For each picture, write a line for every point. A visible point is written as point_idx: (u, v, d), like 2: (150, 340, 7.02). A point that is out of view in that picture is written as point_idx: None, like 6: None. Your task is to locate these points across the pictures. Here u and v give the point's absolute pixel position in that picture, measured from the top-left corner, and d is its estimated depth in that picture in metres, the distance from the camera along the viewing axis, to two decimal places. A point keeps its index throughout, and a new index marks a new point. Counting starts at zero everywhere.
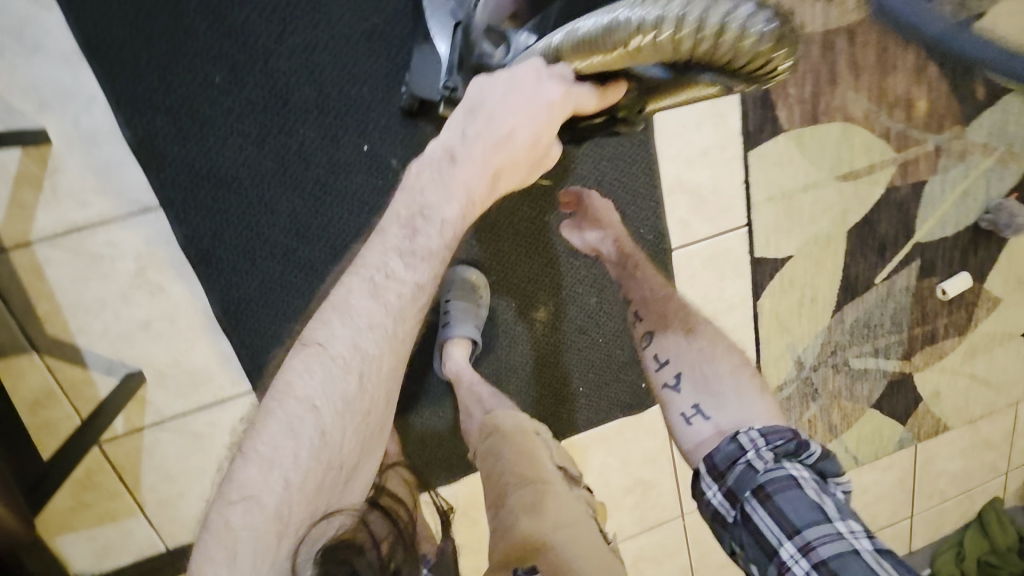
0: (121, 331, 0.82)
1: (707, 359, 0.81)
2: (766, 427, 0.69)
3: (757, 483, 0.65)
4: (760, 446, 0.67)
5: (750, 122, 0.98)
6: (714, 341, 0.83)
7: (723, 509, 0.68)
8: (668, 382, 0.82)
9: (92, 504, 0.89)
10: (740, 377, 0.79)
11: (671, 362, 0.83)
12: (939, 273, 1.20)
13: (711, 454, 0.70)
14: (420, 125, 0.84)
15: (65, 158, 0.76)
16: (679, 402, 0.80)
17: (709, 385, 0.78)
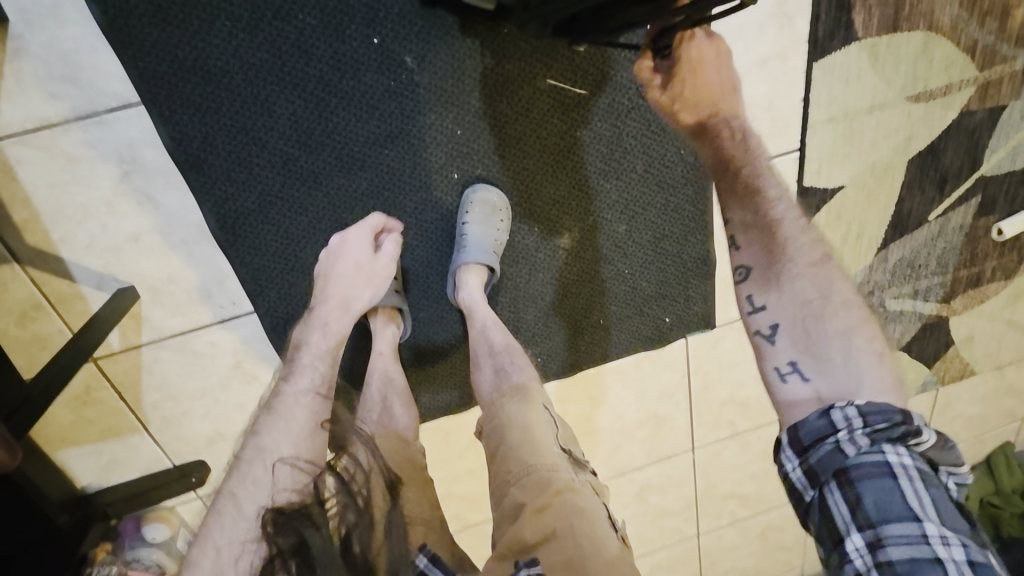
0: (109, 244, 0.75)
1: (818, 314, 0.66)
2: (869, 404, 0.59)
3: (843, 466, 0.58)
4: (856, 429, 0.58)
5: (821, 26, 0.84)
6: (825, 291, 0.66)
7: (799, 485, 0.61)
8: (762, 330, 0.69)
9: (94, 420, 0.87)
10: (861, 341, 0.64)
11: (768, 309, 0.69)
12: (999, 211, 1.10)
13: (798, 425, 0.62)
14: (440, 16, 0.73)
15: (27, 39, 0.63)
16: (773, 355, 0.68)
17: (812, 341, 0.65)
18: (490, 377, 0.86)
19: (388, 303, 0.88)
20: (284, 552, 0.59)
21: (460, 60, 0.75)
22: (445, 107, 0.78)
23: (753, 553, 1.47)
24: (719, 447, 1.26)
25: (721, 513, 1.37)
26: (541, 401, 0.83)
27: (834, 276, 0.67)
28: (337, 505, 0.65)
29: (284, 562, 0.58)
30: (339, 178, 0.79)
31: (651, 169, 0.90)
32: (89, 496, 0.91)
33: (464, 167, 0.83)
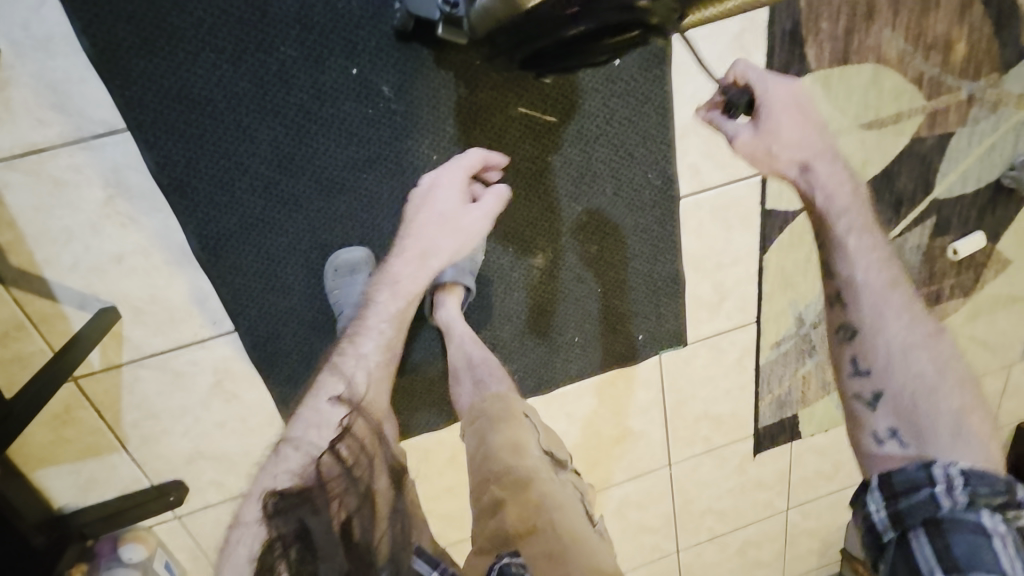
0: (93, 264, 0.77)
1: (929, 390, 0.74)
2: (969, 468, 0.68)
3: (933, 518, 0.67)
4: (955, 485, 0.67)
5: (776, 59, 0.90)
6: (939, 367, 0.76)
7: (879, 527, 0.71)
8: (863, 396, 0.78)
9: (73, 439, 0.87)
10: (963, 416, 0.73)
11: (872, 374, 0.77)
12: (953, 231, 1.16)
13: (891, 473, 0.71)
14: (415, 48, 0.77)
15: (18, 68, 0.66)
16: (871, 422, 0.77)
17: (912, 410, 0.74)
18: (471, 390, 0.89)
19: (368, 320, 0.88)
20: (286, 539, 0.81)
21: (435, 89, 0.79)
22: (421, 133, 0.81)
23: (733, 569, 1.48)
24: (695, 463, 1.28)
25: (700, 529, 1.39)
26: (523, 411, 0.89)
27: (907, 342, 0.78)
28: (336, 492, 0.84)
29: (287, 546, 0.81)
30: (319, 201, 0.82)
31: (620, 192, 0.94)
32: (65, 516, 0.91)
33: None
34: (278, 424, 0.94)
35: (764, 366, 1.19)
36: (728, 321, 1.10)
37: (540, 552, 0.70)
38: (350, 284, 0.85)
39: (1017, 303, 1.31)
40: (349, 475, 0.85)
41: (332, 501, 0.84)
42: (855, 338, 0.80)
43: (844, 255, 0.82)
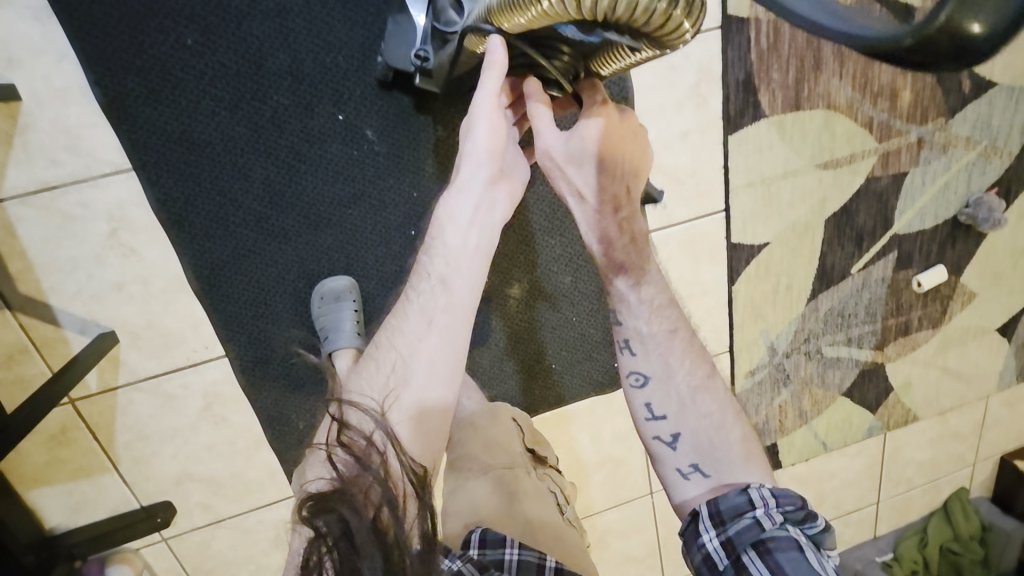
0: (95, 292, 0.83)
1: (714, 428, 0.79)
2: (777, 489, 0.73)
3: (760, 538, 0.68)
4: (770, 506, 0.70)
5: (732, 106, 0.98)
6: (722, 405, 0.81)
7: (715, 555, 0.70)
8: (662, 437, 0.81)
9: (67, 460, 0.91)
10: (747, 443, 0.79)
11: (668, 419, 0.81)
12: (916, 265, 1.21)
13: (718, 500, 0.73)
14: (397, 96, 0.85)
15: (36, 115, 0.74)
16: (674, 459, 0.80)
17: (711, 448, 0.78)
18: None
19: (352, 345, 0.91)
20: (326, 539, 0.59)
21: (415, 133, 0.87)
22: (402, 173, 0.88)
23: None
24: None
25: (685, 561, 1.39)
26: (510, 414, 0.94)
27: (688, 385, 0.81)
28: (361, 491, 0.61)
29: (324, 549, 0.59)
30: (306, 234, 0.88)
31: None
32: (55, 536, 0.95)
33: (420, 225, 0.92)
34: (265, 447, 0.98)
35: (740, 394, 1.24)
36: None
37: (515, 532, 0.72)
38: (333, 311, 0.90)
39: (986, 334, 1.35)
40: (365, 471, 0.62)
41: (359, 492, 0.61)
42: (647, 383, 0.83)
43: (624, 304, 0.84)
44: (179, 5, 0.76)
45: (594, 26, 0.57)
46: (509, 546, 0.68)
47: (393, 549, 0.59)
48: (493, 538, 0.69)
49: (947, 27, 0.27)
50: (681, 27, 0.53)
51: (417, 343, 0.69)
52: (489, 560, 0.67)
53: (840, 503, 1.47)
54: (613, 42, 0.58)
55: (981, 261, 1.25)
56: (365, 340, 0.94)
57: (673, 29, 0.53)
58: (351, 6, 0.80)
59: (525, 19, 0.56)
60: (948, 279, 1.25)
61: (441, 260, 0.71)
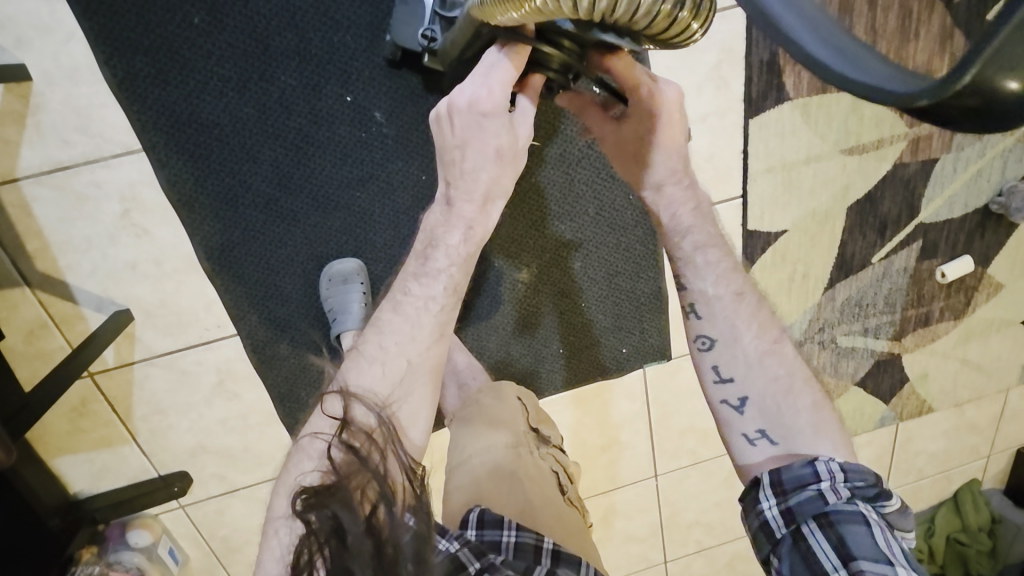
0: (109, 271, 0.85)
1: (783, 393, 0.77)
2: (848, 464, 0.72)
3: (822, 511, 0.69)
4: (837, 481, 0.70)
5: (755, 88, 0.94)
6: (791, 369, 0.79)
7: (773, 524, 0.72)
8: (730, 400, 0.80)
9: (88, 430, 0.95)
10: (820, 412, 0.77)
11: (735, 382, 0.79)
12: (941, 255, 1.17)
13: (782, 471, 0.74)
14: (404, 75, 0.83)
15: (48, 96, 0.74)
16: (741, 423, 0.79)
17: (780, 413, 0.77)
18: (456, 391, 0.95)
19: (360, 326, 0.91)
20: (319, 534, 0.60)
21: (424, 115, 0.85)
22: (410, 156, 0.87)
23: None
24: (681, 476, 1.30)
25: (687, 542, 1.41)
26: (517, 394, 0.94)
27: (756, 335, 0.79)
28: (361, 483, 0.62)
29: (321, 543, 0.60)
30: (314, 216, 0.88)
31: (603, 210, 0.98)
32: (79, 501, 0.99)
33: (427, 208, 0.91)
34: (275, 423, 1.00)
35: None
36: None
37: (514, 511, 0.72)
38: (338, 291, 0.90)
39: (1010, 326, 1.31)
40: (367, 465, 0.62)
41: (357, 489, 0.62)
42: (714, 347, 0.81)
43: (688, 268, 0.81)
44: None
45: (591, 26, 0.56)
46: (506, 528, 0.69)
47: (387, 553, 0.60)
48: (492, 518, 0.70)
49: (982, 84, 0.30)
50: (687, 29, 0.52)
51: (416, 341, 0.68)
52: (487, 541, 0.68)
53: None
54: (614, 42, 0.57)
55: (1011, 252, 1.20)
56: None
57: (676, 31, 0.51)
58: None
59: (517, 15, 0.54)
60: (973, 270, 1.20)
61: (441, 245, 0.69)
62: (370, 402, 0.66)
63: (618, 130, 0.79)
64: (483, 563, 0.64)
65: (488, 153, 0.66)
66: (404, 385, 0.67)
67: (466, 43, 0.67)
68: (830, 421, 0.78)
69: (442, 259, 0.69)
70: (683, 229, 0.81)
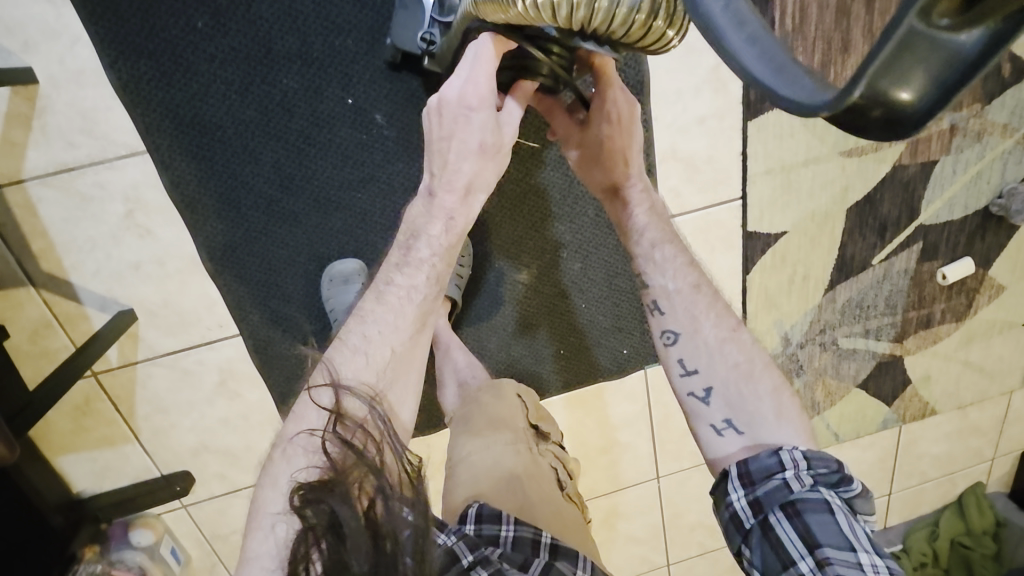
0: (113, 271, 0.86)
1: (744, 377, 0.78)
2: (813, 452, 0.72)
3: (789, 500, 0.69)
4: (801, 469, 0.70)
5: (753, 90, 0.94)
6: (750, 355, 0.80)
7: (742, 514, 0.72)
8: (696, 392, 0.80)
9: (91, 429, 0.96)
10: (781, 396, 0.78)
11: (700, 374, 0.80)
12: (942, 256, 1.17)
13: (749, 462, 0.73)
14: (405, 78, 0.84)
15: (53, 98, 0.75)
16: (708, 414, 0.79)
17: (743, 401, 0.77)
18: (455, 389, 0.96)
19: None
20: (317, 529, 0.59)
21: (424, 118, 0.86)
22: (411, 158, 0.88)
23: None
24: (682, 478, 1.30)
25: (689, 545, 1.40)
26: (516, 390, 0.94)
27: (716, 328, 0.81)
28: (358, 476, 0.62)
29: (318, 538, 0.59)
30: (316, 218, 0.89)
31: (602, 213, 0.99)
32: (82, 500, 1.00)
33: None
34: (277, 423, 1.01)
35: None
36: None
37: (513, 506, 0.72)
38: (337, 291, 0.90)
39: (1013, 329, 1.30)
40: (363, 457, 0.62)
41: (354, 483, 0.61)
42: (678, 340, 0.83)
43: (649, 264, 0.85)
44: None
45: (573, 34, 0.60)
46: (506, 523, 0.69)
47: (386, 548, 0.60)
48: (489, 513, 0.70)
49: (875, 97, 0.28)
50: (664, 36, 0.56)
51: (398, 329, 0.69)
52: (486, 535, 0.69)
53: None
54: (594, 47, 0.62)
55: (1012, 254, 1.20)
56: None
57: (651, 38, 0.56)
58: None
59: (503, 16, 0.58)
60: (975, 272, 1.20)
61: (422, 236, 0.71)
62: (360, 392, 0.66)
63: (581, 133, 0.81)
64: (477, 557, 0.66)
65: (472, 145, 0.67)
66: (390, 372, 0.68)
67: (460, 44, 0.70)
68: (792, 407, 0.79)
69: (424, 250, 0.71)
70: (639, 228, 0.85)
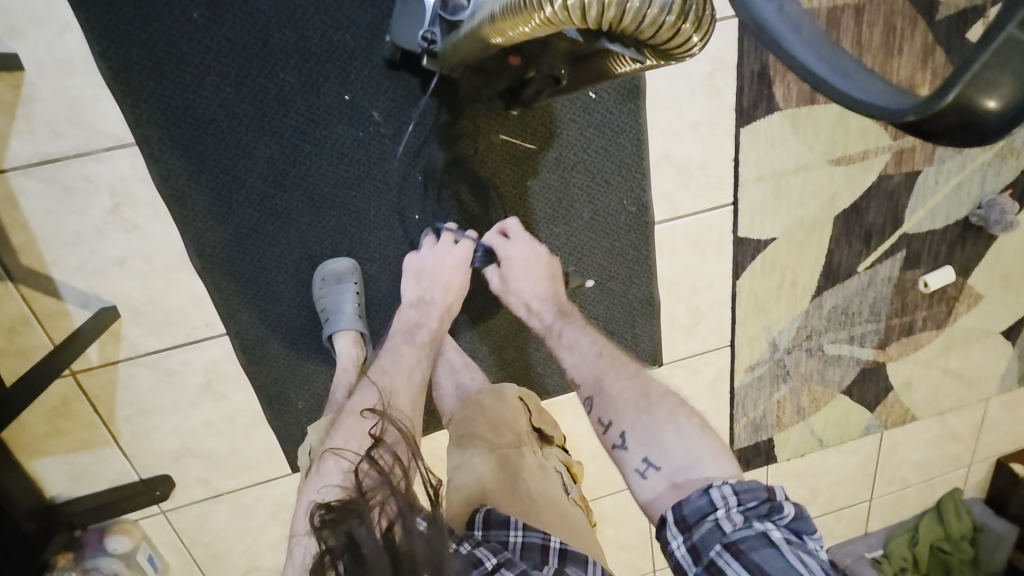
0: (97, 266, 0.83)
1: (645, 413, 0.75)
2: (740, 484, 0.65)
3: (727, 540, 0.61)
4: (731, 504, 0.63)
5: (745, 97, 0.96)
6: (648, 394, 0.77)
7: (684, 564, 0.63)
8: (614, 443, 0.76)
9: (68, 431, 0.92)
10: (680, 421, 0.74)
11: (613, 424, 0.77)
12: (924, 265, 1.19)
13: (681, 504, 0.66)
14: (403, 76, 0.83)
15: (40, 86, 0.73)
16: (628, 461, 0.73)
17: (657, 438, 0.73)
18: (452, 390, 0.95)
19: (352, 327, 0.91)
20: (334, 551, 0.60)
21: (421, 116, 0.86)
22: (408, 156, 0.88)
23: None
24: None
25: None
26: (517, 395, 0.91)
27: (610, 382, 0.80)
28: (379, 498, 0.63)
29: (336, 560, 0.60)
30: (309, 215, 0.88)
31: (597, 217, 0.99)
32: (56, 505, 0.96)
33: (424, 209, 0.92)
34: (264, 425, 0.98)
35: (739, 389, 1.23)
36: (702, 344, 1.16)
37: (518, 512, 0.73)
38: (330, 294, 0.89)
39: (990, 337, 1.34)
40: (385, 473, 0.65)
41: (375, 506, 0.63)
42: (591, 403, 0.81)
43: (566, 339, 0.88)
44: None
45: (598, 34, 0.56)
46: (512, 527, 0.69)
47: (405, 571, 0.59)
48: (496, 517, 0.71)
49: (958, 106, 0.34)
50: (688, 41, 0.52)
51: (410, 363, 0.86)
52: (493, 540, 0.69)
53: (834, 498, 1.48)
54: (618, 50, 0.57)
55: (990, 264, 1.24)
56: (363, 322, 0.95)
57: (680, 43, 0.52)
58: None
59: (526, 30, 0.54)
60: (954, 280, 1.23)
61: (423, 326, 0.89)
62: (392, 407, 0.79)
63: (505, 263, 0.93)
64: (499, 559, 0.63)
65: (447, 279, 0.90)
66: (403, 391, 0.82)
67: (455, 54, 0.69)
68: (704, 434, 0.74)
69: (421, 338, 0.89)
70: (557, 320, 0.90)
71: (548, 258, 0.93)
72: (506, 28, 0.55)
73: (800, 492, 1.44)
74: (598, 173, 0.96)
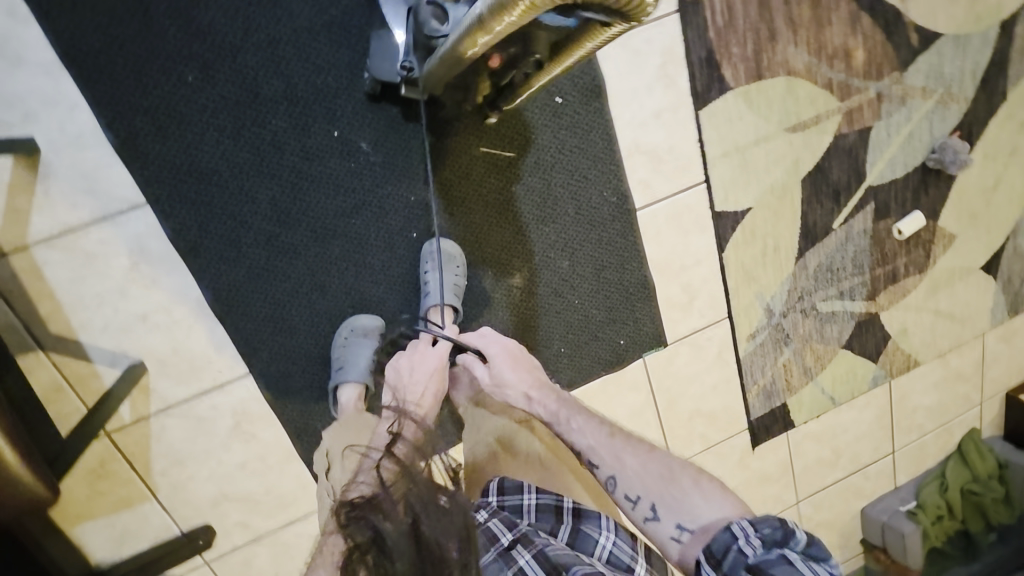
0: (121, 325, 0.87)
1: (669, 479, 0.78)
2: (754, 516, 0.70)
3: (749, 564, 0.65)
4: (749, 533, 0.68)
5: (698, 82, 1.04)
6: (668, 463, 0.80)
7: None
8: (646, 514, 0.77)
9: (107, 492, 0.94)
10: (703, 484, 0.77)
11: (642, 495, 0.78)
12: (894, 214, 1.26)
13: (709, 544, 0.70)
14: (385, 107, 0.91)
15: (55, 162, 0.79)
16: (662, 532, 0.75)
17: (677, 495, 0.76)
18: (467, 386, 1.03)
19: (360, 378, 0.95)
20: (360, 546, 0.65)
21: (406, 141, 0.93)
22: (399, 180, 0.94)
23: None
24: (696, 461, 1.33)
25: None
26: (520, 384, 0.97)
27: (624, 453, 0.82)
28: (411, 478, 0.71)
29: (363, 555, 0.65)
30: (314, 247, 0.93)
31: (581, 211, 1.06)
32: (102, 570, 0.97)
33: (420, 226, 0.97)
34: (295, 459, 1.01)
35: (745, 359, 1.27)
36: (702, 319, 1.21)
37: None
38: (349, 343, 0.95)
39: (971, 274, 1.40)
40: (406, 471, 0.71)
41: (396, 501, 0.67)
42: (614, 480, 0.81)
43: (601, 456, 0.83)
44: (178, 45, 0.82)
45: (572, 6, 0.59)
46: None
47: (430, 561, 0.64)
48: (510, 486, 0.85)
49: None
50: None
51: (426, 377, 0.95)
52: None
53: (857, 456, 1.50)
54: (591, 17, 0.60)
55: (956, 204, 1.31)
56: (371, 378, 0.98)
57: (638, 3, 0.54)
58: (334, 29, 0.86)
59: (512, 18, 0.57)
60: (926, 224, 1.30)
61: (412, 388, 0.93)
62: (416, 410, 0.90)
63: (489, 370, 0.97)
64: None
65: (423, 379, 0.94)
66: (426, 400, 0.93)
67: (443, 73, 0.75)
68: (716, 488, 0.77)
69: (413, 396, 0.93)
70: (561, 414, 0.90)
71: (524, 354, 0.97)
72: (492, 26, 0.60)
73: (824, 455, 1.46)
74: (576, 170, 1.03)
